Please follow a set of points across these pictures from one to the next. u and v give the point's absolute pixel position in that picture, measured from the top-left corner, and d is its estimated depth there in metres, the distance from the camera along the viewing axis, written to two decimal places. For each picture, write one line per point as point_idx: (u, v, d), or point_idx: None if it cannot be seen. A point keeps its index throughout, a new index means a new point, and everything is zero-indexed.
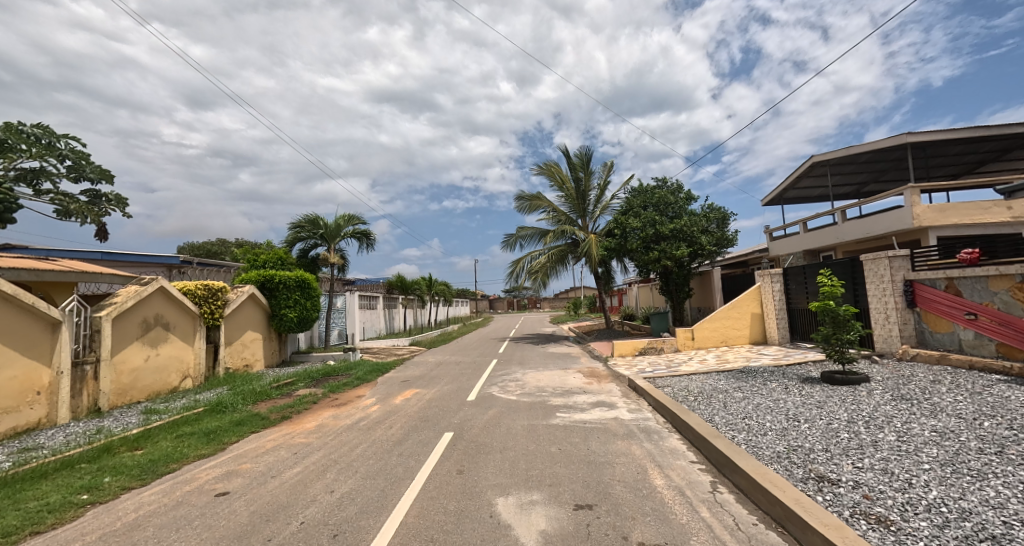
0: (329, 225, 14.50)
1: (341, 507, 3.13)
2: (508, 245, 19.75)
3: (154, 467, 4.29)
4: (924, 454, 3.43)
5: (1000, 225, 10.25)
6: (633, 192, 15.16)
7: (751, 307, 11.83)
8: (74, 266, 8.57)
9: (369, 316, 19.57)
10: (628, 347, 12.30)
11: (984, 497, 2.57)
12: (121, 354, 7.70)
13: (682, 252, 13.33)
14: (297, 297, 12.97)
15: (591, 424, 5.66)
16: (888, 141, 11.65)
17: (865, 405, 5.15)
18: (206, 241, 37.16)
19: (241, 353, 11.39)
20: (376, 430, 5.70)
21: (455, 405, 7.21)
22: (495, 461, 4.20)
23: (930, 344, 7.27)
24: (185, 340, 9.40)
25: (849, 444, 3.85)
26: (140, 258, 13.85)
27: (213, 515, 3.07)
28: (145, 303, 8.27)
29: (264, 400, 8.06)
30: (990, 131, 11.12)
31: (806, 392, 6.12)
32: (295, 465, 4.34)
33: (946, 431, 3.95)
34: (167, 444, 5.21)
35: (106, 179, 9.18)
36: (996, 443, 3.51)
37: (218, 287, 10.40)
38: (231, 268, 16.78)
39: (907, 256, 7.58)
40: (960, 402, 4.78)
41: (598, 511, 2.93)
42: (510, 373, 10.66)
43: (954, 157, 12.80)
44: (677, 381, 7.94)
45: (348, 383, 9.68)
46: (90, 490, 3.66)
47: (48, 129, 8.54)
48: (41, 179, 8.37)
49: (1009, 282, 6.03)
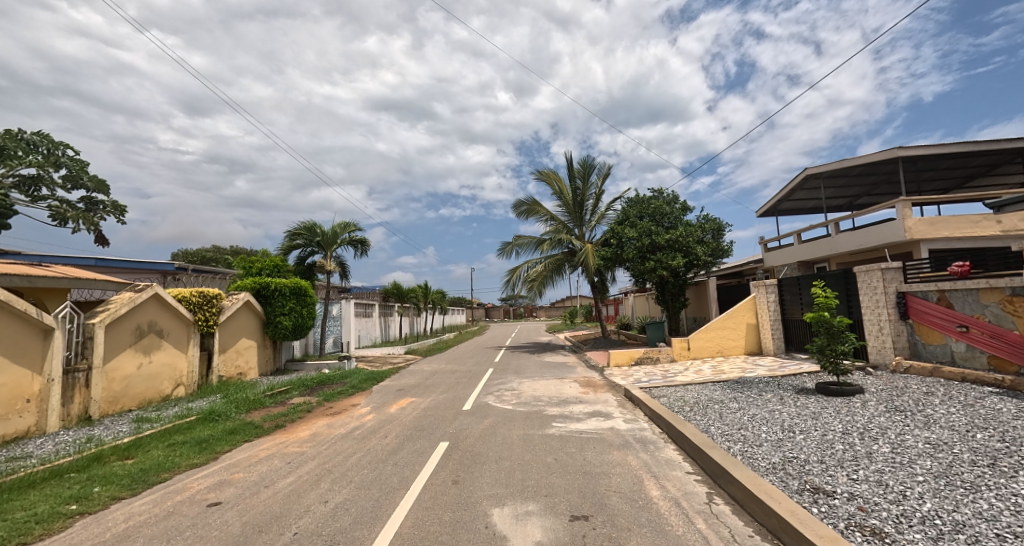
0: (325, 233, 14.50)
1: (334, 518, 3.09)
2: (505, 253, 19.81)
3: (144, 477, 4.24)
4: (918, 466, 3.45)
5: (989, 239, 10.41)
6: (630, 203, 15.32)
7: (746, 317, 11.89)
8: (67, 272, 8.49)
9: (365, 324, 19.48)
10: (625, 357, 12.29)
11: (977, 509, 2.58)
12: (113, 362, 7.60)
13: (678, 262, 13.42)
14: (292, 305, 12.90)
15: (587, 435, 5.64)
16: (879, 155, 11.86)
17: (860, 416, 5.18)
18: (203, 248, 36.99)
19: (234, 361, 11.28)
20: (371, 439, 5.65)
21: (450, 415, 7.14)
22: (491, 471, 4.19)
23: (923, 355, 7.33)
24: (178, 347, 9.31)
25: (844, 456, 3.86)
26: (133, 264, 13.74)
27: (205, 525, 3.04)
28: (138, 310, 8.21)
29: (257, 409, 7.98)
30: (977, 146, 11.37)
31: (801, 403, 6.15)
32: (289, 474, 4.31)
33: (940, 443, 3.97)
34: (158, 452, 5.15)
35: (104, 189, 9.15)
36: (988, 455, 3.54)
37: (213, 294, 10.32)
38: (227, 274, 16.74)
39: (899, 268, 7.69)
40: (953, 414, 4.83)
41: (594, 522, 2.92)
42: (506, 382, 10.62)
43: (944, 171, 13.04)
44: (673, 392, 7.95)
45: (343, 391, 9.58)
46: (79, 500, 3.61)
47: (48, 137, 8.57)
48: (39, 186, 8.35)
49: (999, 295, 6.11)
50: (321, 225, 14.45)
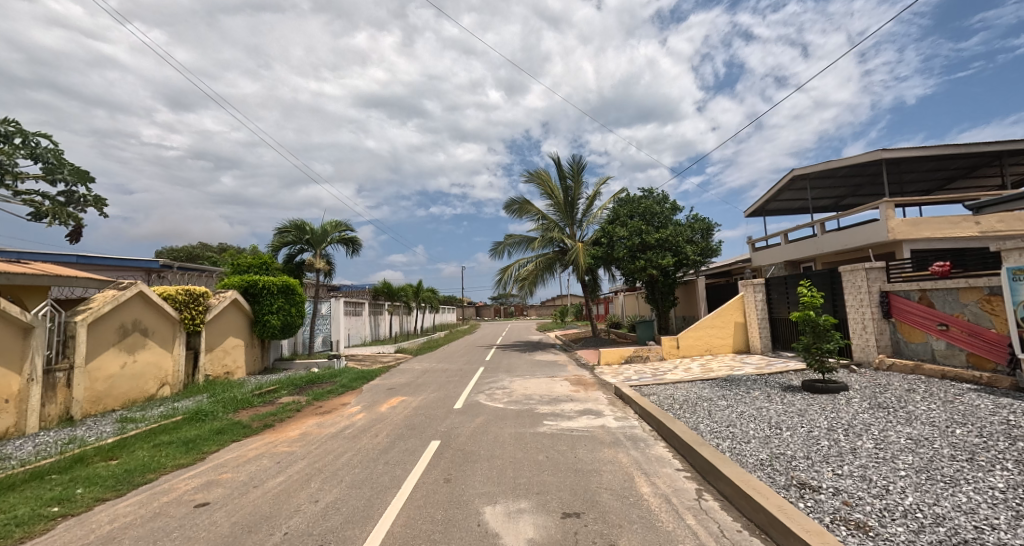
0: (315, 231, 14.33)
1: (325, 517, 3.07)
2: (496, 252, 19.79)
3: (129, 478, 4.15)
4: (900, 461, 3.54)
5: (969, 239, 10.67)
6: (621, 202, 15.39)
7: (734, 316, 12.07)
8: (47, 269, 8.21)
9: (354, 323, 19.27)
10: (615, 356, 12.38)
11: (957, 502, 2.66)
12: (96, 361, 7.43)
13: (667, 261, 13.55)
14: (281, 303, 12.71)
15: (578, 433, 5.67)
16: (864, 157, 12.09)
17: (844, 413, 5.30)
18: (186, 246, 36.00)
19: (221, 360, 11.10)
20: (361, 439, 5.61)
21: (441, 413, 7.12)
22: (483, 469, 4.19)
23: (905, 353, 7.52)
24: (164, 346, 9.12)
25: (829, 451, 3.95)
26: (116, 261, 13.46)
27: (193, 527, 2.99)
28: (122, 308, 8.04)
29: (245, 408, 7.87)
30: (958, 150, 11.66)
31: (788, 400, 6.27)
32: (279, 473, 4.26)
33: (921, 439, 4.08)
34: (143, 453, 5.05)
35: (82, 182, 8.92)
36: (967, 450, 3.65)
37: (199, 292, 10.15)
38: (213, 272, 16.47)
39: (882, 268, 7.87)
40: (933, 411, 4.95)
41: (586, 519, 2.93)
42: (497, 381, 10.61)
43: (926, 173, 13.37)
44: (662, 389, 8.03)
45: (333, 391, 9.47)
46: (61, 502, 3.53)
47: (20, 128, 8.21)
48: (14, 180, 8.05)
49: (978, 294, 6.30)
50: (310, 223, 14.27)
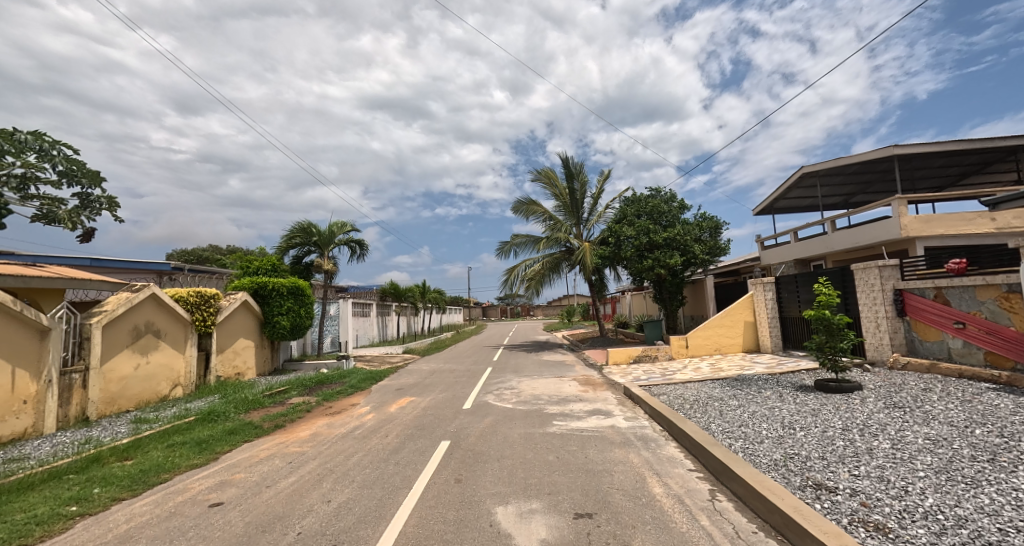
0: (322, 233, 14.43)
1: (338, 517, 3.08)
2: (502, 253, 19.79)
3: (144, 478, 4.20)
4: (918, 461, 3.48)
5: (984, 236, 10.47)
6: (628, 201, 15.30)
7: (744, 315, 11.95)
8: (63, 272, 8.38)
9: (362, 324, 19.39)
10: (623, 356, 12.32)
11: (979, 504, 2.60)
12: (110, 363, 7.54)
13: (676, 261, 13.43)
14: (290, 304, 12.83)
15: (587, 433, 5.65)
16: (875, 153, 11.90)
17: (859, 412, 5.22)
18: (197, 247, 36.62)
19: (232, 361, 11.24)
20: (371, 439, 5.64)
21: (450, 414, 7.13)
22: (494, 470, 4.19)
23: (920, 352, 7.38)
24: (176, 347, 9.23)
25: (844, 451, 3.90)
26: (129, 264, 13.65)
27: (208, 526, 3.02)
28: (136, 310, 8.16)
29: (256, 408, 7.97)
30: (972, 144, 11.42)
31: (800, 399, 6.21)
32: (291, 474, 4.28)
33: (939, 439, 4.00)
34: (157, 453, 5.11)
35: (98, 186, 9.07)
36: (988, 450, 3.57)
37: (210, 294, 10.25)
38: (223, 275, 16.66)
39: (896, 265, 7.75)
40: (951, 410, 4.86)
41: (598, 519, 2.92)
42: (505, 381, 10.60)
43: (938, 168, 13.11)
44: (672, 389, 7.95)
45: (342, 391, 9.53)
46: (80, 501, 3.58)
47: (40, 135, 8.40)
48: (30, 184, 8.22)
49: (995, 292, 6.17)
50: (316, 225, 14.36)
